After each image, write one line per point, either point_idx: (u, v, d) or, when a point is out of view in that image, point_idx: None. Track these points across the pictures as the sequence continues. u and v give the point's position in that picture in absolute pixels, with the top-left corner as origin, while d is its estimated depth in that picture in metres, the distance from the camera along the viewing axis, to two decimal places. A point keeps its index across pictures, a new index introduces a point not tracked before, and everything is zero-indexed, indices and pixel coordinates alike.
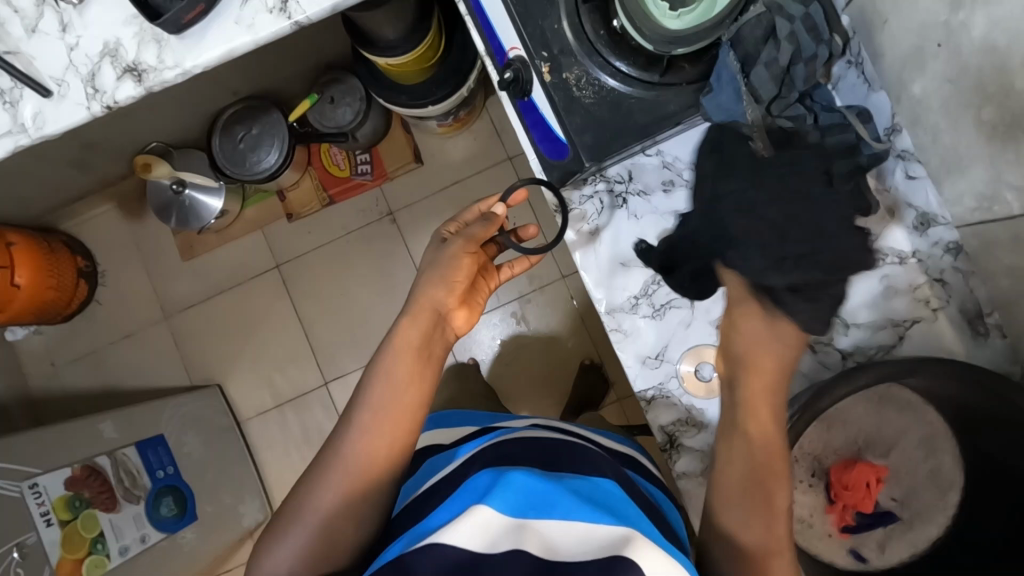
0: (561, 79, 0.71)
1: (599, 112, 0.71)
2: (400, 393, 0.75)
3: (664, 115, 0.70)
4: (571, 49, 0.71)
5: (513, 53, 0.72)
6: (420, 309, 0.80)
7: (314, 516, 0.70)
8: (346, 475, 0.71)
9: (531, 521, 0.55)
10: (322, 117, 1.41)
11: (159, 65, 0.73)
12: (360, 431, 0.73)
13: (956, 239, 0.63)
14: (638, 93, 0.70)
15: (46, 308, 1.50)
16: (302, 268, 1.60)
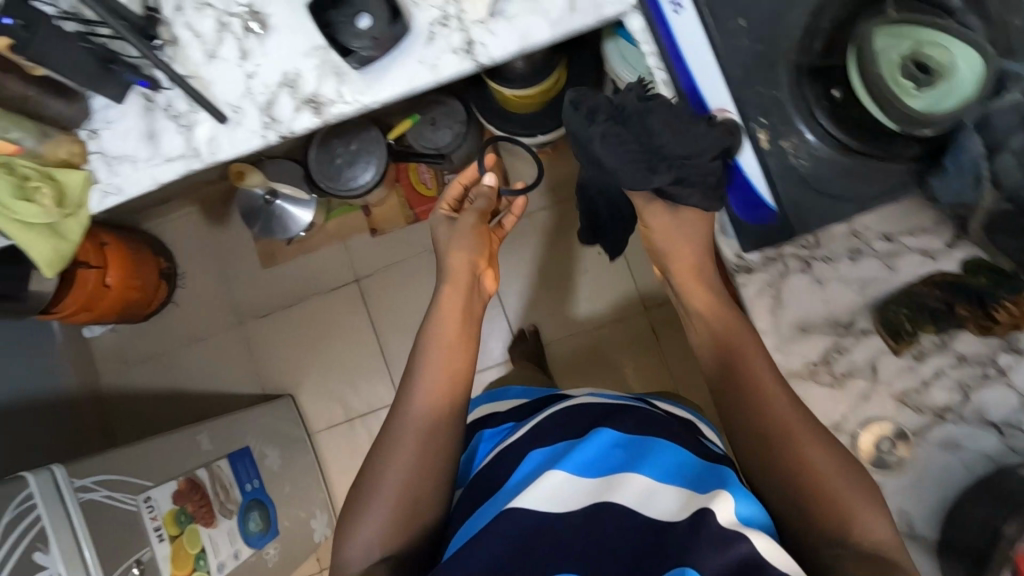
0: (778, 147, 0.59)
1: (812, 186, 0.60)
2: (449, 355, 0.72)
3: (886, 193, 0.59)
4: (790, 114, 0.59)
5: (720, 114, 0.63)
6: (457, 271, 0.78)
7: (394, 478, 0.66)
8: (421, 418, 0.69)
9: (628, 475, 0.61)
10: (420, 137, 1.40)
11: (338, 99, 0.73)
12: (422, 382, 0.71)
13: None
14: (860, 168, 0.59)
15: (128, 309, 1.50)
16: (380, 284, 1.60)
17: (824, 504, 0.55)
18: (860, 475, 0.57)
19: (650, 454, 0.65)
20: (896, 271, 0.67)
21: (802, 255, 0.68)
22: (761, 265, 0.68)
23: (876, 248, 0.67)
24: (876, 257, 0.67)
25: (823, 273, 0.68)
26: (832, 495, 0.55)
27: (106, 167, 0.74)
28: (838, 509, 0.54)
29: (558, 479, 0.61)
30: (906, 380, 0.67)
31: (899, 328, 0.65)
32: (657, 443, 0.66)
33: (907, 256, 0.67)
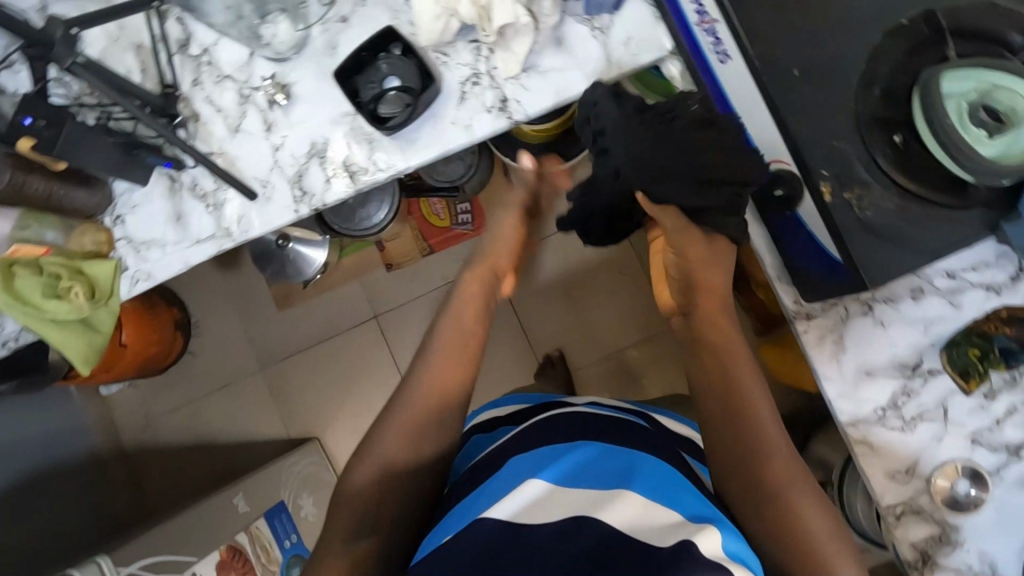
0: (842, 199, 0.57)
1: (882, 237, 0.57)
2: (454, 353, 0.64)
3: (960, 238, 0.57)
4: (852, 164, 0.57)
5: (776, 165, 0.61)
6: (479, 267, 0.69)
7: (379, 456, 0.60)
8: (412, 403, 0.61)
9: (621, 491, 0.50)
10: (433, 171, 1.37)
11: (371, 167, 0.71)
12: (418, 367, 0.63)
13: None
14: (930, 216, 0.57)
15: (147, 365, 1.46)
16: (399, 318, 1.57)
17: (801, 537, 0.50)
18: (849, 537, 0.52)
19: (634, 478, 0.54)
20: (961, 308, 0.65)
21: (863, 297, 0.66)
22: (821, 311, 0.67)
23: (938, 285, 0.66)
24: (940, 295, 0.65)
25: (887, 315, 0.66)
26: (808, 533, 0.50)
27: (135, 253, 0.72)
28: (814, 551, 0.49)
29: (533, 490, 0.52)
30: (977, 420, 0.65)
31: (969, 368, 0.64)
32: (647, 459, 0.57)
33: (971, 293, 0.65)
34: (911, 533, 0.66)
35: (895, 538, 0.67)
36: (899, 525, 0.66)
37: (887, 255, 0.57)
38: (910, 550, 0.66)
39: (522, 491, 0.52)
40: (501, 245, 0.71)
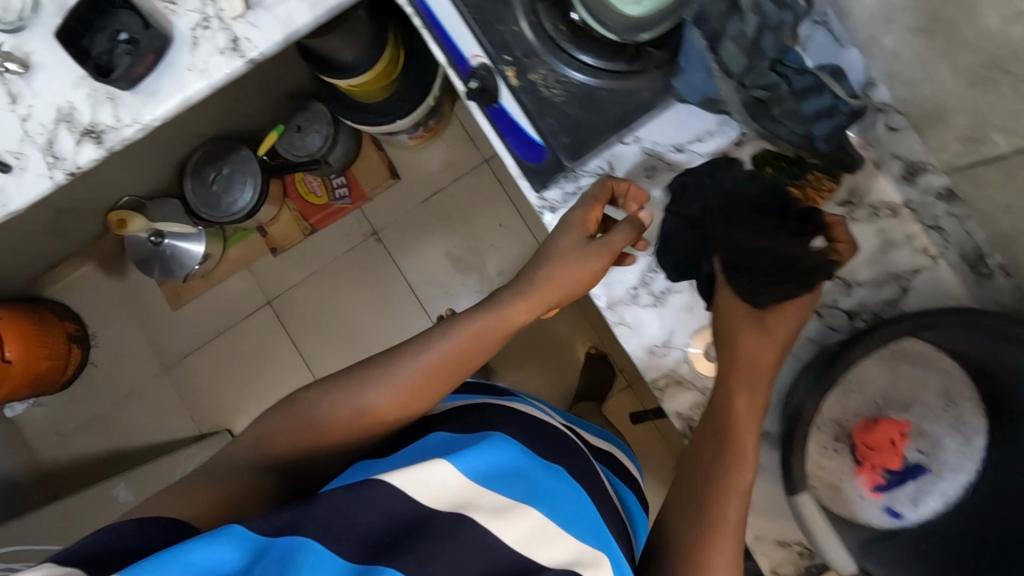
0: (528, 82, 0.59)
1: (569, 113, 0.59)
2: (453, 370, 0.63)
3: (637, 105, 0.58)
4: (534, 49, 0.59)
5: (476, 61, 0.62)
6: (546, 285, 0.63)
7: (343, 410, 0.61)
8: (403, 389, 0.61)
9: (525, 505, 0.53)
10: (290, 146, 1.40)
11: (116, 124, 0.71)
12: (428, 361, 0.62)
13: (948, 185, 0.58)
14: (607, 85, 0.58)
15: (41, 380, 1.46)
16: (293, 302, 1.58)
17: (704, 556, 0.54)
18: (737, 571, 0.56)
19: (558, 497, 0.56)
20: None
21: None
22: (564, 201, 0.68)
23: (670, 160, 0.67)
24: (671, 169, 0.67)
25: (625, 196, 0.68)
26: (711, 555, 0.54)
27: None
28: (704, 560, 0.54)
29: (444, 475, 0.51)
30: None
31: None
32: (559, 472, 0.59)
33: (701, 163, 0.67)
34: (679, 403, 0.69)
35: (664, 409, 0.70)
36: (666, 395, 0.69)
37: (576, 127, 0.59)
38: (680, 420, 0.69)
39: (434, 472, 0.50)
40: (572, 281, 0.63)
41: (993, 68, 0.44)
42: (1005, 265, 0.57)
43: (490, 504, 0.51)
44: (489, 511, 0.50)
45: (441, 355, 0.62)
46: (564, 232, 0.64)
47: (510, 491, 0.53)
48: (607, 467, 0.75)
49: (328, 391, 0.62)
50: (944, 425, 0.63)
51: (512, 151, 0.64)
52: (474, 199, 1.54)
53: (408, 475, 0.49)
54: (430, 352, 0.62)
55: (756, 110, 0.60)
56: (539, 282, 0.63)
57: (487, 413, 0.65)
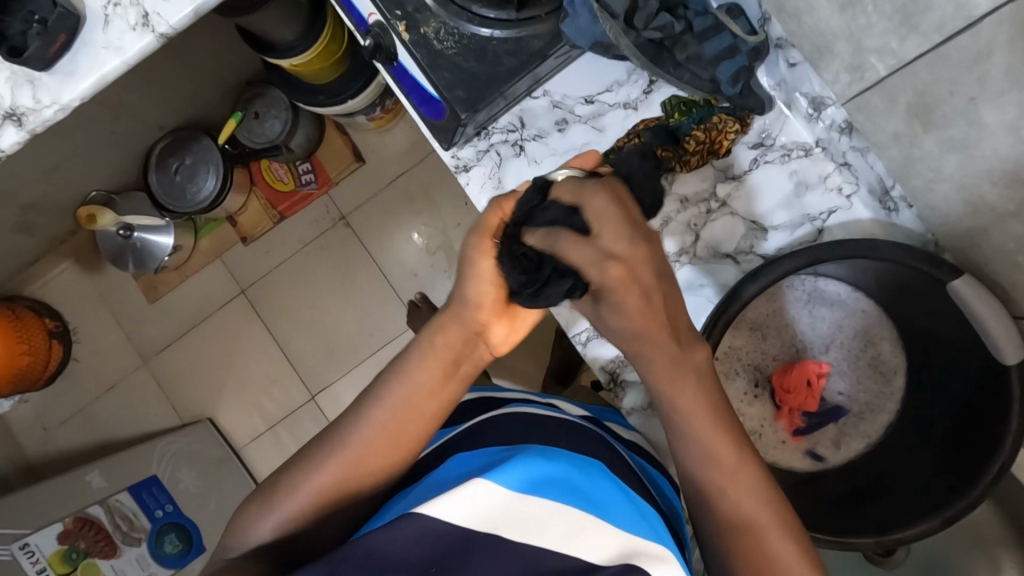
0: (420, 35, 0.63)
1: (461, 65, 0.63)
2: (410, 404, 0.61)
3: (528, 54, 0.63)
4: (426, 4, 0.64)
5: (371, 20, 0.65)
6: (453, 322, 0.62)
7: (303, 491, 0.59)
8: (341, 465, 0.59)
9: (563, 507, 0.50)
10: (250, 133, 1.41)
11: (36, 106, 0.72)
12: (360, 438, 0.60)
13: (846, 117, 0.59)
14: (499, 35, 0.63)
15: (24, 376, 1.48)
16: (265, 290, 1.60)
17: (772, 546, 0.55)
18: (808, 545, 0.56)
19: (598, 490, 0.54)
20: (604, 131, 0.67)
21: (512, 139, 0.68)
22: (476, 160, 0.68)
23: (581, 113, 0.67)
24: (582, 122, 0.67)
25: (538, 152, 0.68)
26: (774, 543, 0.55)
27: None
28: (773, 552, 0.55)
29: (487, 491, 0.48)
30: None
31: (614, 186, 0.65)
32: (581, 461, 0.57)
33: (611, 113, 0.67)
34: (603, 355, 0.76)
35: (589, 362, 0.77)
36: (589, 349, 0.76)
37: (470, 79, 0.63)
38: (605, 371, 0.76)
39: (476, 491, 0.48)
40: (484, 289, 0.60)
41: None
42: (906, 197, 0.59)
43: (536, 516, 0.49)
44: (536, 525, 0.48)
45: (374, 420, 0.60)
46: (470, 253, 0.60)
47: (545, 495, 0.50)
48: (639, 456, 0.69)
49: (287, 477, 0.60)
50: (864, 367, 0.68)
51: (417, 108, 0.66)
52: (438, 178, 1.53)
53: (452, 502, 0.47)
54: (372, 417, 0.61)
55: (654, 53, 0.59)
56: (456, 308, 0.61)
57: (483, 432, 0.64)
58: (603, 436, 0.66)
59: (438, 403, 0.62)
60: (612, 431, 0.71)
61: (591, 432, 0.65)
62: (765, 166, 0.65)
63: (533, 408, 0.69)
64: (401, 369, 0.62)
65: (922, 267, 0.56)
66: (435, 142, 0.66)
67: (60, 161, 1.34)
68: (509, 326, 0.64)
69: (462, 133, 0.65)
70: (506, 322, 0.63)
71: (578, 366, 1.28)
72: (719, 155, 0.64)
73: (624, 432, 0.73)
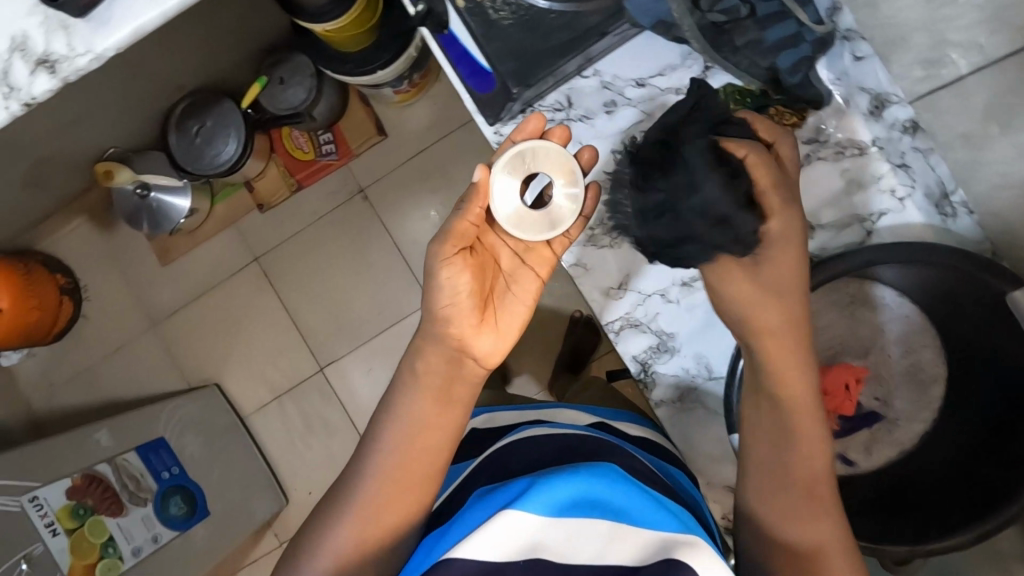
0: (476, 3, 0.61)
1: (516, 36, 0.61)
2: (405, 436, 0.67)
3: (585, 29, 0.61)
4: None
5: None
6: (433, 347, 0.67)
7: (330, 556, 0.63)
8: (360, 521, 0.64)
9: (593, 522, 0.51)
10: (274, 99, 1.38)
11: (70, 53, 0.70)
12: (368, 491, 0.65)
13: (912, 116, 0.56)
14: (558, 7, 0.60)
15: (34, 330, 1.47)
16: (279, 259, 1.58)
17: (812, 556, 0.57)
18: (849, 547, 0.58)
19: (632, 498, 0.54)
20: (653, 115, 0.65)
21: (558, 118, 0.67)
22: (521, 137, 0.67)
23: (630, 96, 0.66)
24: (631, 104, 0.65)
25: (583, 134, 0.67)
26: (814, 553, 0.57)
27: None
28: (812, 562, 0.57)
29: (510, 529, 0.50)
30: None
31: None
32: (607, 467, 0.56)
33: (662, 97, 0.65)
34: (634, 345, 0.75)
35: (620, 351, 0.75)
36: (621, 338, 0.74)
37: (523, 53, 0.62)
38: (635, 363, 0.74)
39: (507, 527, 0.50)
40: (457, 297, 0.64)
41: None
42: (968, 203, 0.57)
43: (571, 539, 0.50)
44: (571, 545, 0.50)
45: (378, 464, 0.66)
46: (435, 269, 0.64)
47: (574, 515, 0.51)
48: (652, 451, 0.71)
49: (311, 540, 0.64)
50: (901, 374, 0.67)
51: (464, 81, 0.64)
52: (459, 158, 1.51)
53: (487, 541, 0.50)
54: (376, 465, 0.66)
55: (713, 36, 0.57)
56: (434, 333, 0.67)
57: (502, 453, 0.67)
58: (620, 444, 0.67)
59: (437, 433, 0.67)
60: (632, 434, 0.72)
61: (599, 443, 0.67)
62: (818, 163, 0.63)
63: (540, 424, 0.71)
64: (394, 410, 0.68)
65: (981, 275, 0.55)
66: (480, 115, 0.65)
67: (81, 115, 1.32)
68: (493, 335, 0.67)
69: (509, 109, 0.64)
70: (489, 332, 0.67)
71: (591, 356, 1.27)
72: None
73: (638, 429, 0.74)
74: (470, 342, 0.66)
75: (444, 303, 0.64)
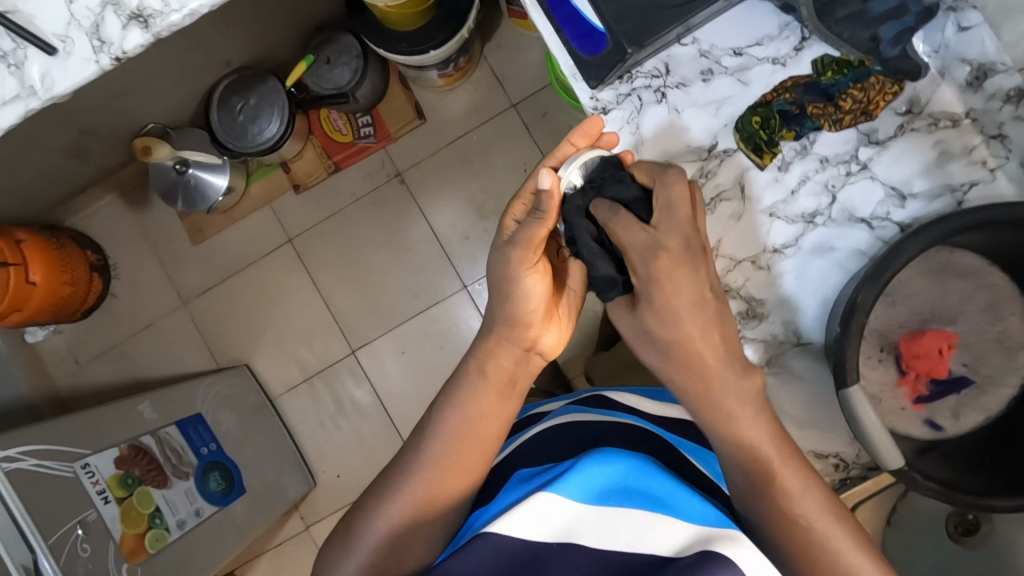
0: None
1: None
2: (464, 425, 0.68)
3: None
4: None
5: None
6: (500, 346, 0.68)
7: (382, 530, 0.64)
8: (417, 503, 0.65)
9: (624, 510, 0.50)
10: (319, 78, 1.39)
11: (164, 9, 0.70)
12: (425, 472, 0.66)
13: (1019, 84, 0.59)
14: None
15: (65, 304, 1.46)
16: (313, 241, 1.58)
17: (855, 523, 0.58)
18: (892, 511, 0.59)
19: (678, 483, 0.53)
20: (750, 84, 0.66)
21: (655, 85, 0.67)
22: (617, 103, 0.67)
23: (727, 65, 0.67)
24: (728, 74, 0.66)
25: (679, 100, 0.67)
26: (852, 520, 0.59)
27: None
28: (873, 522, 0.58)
29: (545, 509, 0.50)
30: (774, 192, 0.67)
31: (759, 140, 0.66)
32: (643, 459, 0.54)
33: (758, 68, 0.66)
34: None
35: None
36: None
37: (638, 13, 0.64)
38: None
39: (540, 509, 0.50)
40: (533, 303, 0.65)
41: None
42: None
43: (605, 525, 0.49)
44: (605, 532, 0.49)
45: (434, 450, 0.67)
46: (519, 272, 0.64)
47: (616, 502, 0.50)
48: (682, 435, 0.74)
49: (361, 520, 0.66)
50: (990, 340, 0.68)
51: (569, 43, 0.66)
52: (498, 144, 1.52)
53: (521, 522, 0.50)
54: (432, 450, 0.67)
55: (823, 4, 0.61)
56: (507, 326, 0.67)
57: (549, 443, 0.70)
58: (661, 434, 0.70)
59: (497, 421, 0.69)
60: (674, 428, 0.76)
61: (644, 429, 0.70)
62: (911, 134, 0.64)
63: (583, 409, 0.74)
64: (451, 399, 0.69)
65: None
66: (583, 77, 0.67)
67: (126, 87, 1.32)
68: (557, 332, 0.70)
69: (613, 70, 0.66)
70: (554, 331, 0.70)
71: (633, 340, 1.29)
72: (874, 115, 0.64)
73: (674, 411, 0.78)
74: (540, 340, 0.69)
75: (520, 303, 0.65)
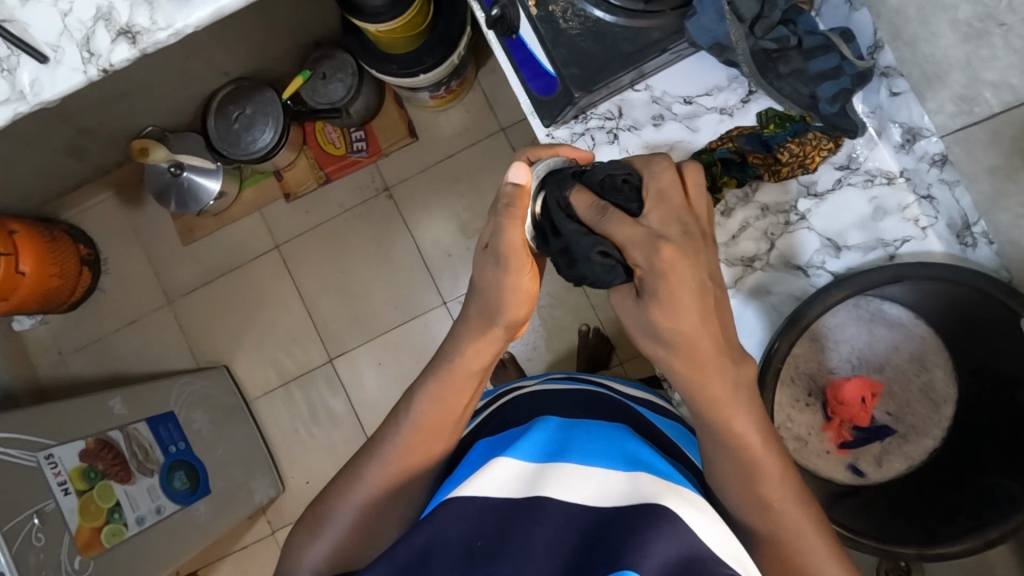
0: (547, 12, 0.71)
1: (582, 47, 0.71)
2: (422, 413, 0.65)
3: (648, 44, 0.70)
4: None
5: None
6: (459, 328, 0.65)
7: (345, 522, 0.63)
8: (382, 483, 0.64)
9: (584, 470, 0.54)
10: (314, 93, 1.44)
11: (151, 27, 0.74)
12: (378, 464, 0.64)
13: (943, 150, 0.65)
14: (623, 22, 0.70)
15: (52, 296, 1.50)
16: (301, 248, 1.62)
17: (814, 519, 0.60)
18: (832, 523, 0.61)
19: (634, 448, 0.59)
20: (696, 130, 0.74)
21: (608, 126, 0.76)
22: (572, 140, 0.76)
23: (676, 111, 0.75)
24: (676, 119, 0.74)
25: (630, 142, 0.75)
26: None
27: None
28: None
29: (510, 471, 0.55)
30: (716, 236, 0.74)
31: (702, 185, 0.72)
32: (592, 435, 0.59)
33: (706, 115, 0.74)
34: None
35: None
36: None
37: (588, 60, 0.71)
38: None
39: (499, 472, 0.55)
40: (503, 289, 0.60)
41: (992, 17, 0.52)
42: (988, 233, 0.66)
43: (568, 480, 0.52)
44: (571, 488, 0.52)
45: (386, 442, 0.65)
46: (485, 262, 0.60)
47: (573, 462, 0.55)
48: (646, 408, 0.73)
49: (319, 512, 0.65)
50: (915, 392, 0.77)
51: (526, 83, 0.74)
52: (485, 165, 1.56)
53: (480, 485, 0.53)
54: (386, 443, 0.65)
55: (763, 61, 0.66)
56: (475, 315, 0.63)
57: (507, 410, 0.71)
58: (626, 406, 0.71)
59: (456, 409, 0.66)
60: (632, 398, 0.75)
61: (608, 403, 0.70)
62: (849, 188, 0.72)
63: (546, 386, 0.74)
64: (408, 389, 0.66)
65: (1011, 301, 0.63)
66: (537, 115, 0.75)
67: (129, 91, 1.37)
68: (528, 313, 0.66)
69: (565, 112, 0.73)
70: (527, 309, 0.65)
71: (602, 365, 1.31)
72: (809, 168, 0.70)
73: (639, 394, 0.78)
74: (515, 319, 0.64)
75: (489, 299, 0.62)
